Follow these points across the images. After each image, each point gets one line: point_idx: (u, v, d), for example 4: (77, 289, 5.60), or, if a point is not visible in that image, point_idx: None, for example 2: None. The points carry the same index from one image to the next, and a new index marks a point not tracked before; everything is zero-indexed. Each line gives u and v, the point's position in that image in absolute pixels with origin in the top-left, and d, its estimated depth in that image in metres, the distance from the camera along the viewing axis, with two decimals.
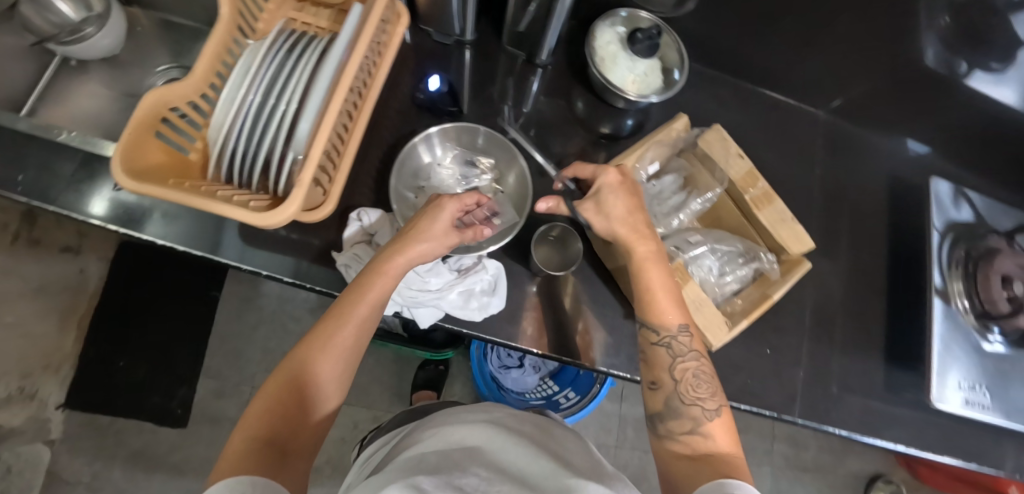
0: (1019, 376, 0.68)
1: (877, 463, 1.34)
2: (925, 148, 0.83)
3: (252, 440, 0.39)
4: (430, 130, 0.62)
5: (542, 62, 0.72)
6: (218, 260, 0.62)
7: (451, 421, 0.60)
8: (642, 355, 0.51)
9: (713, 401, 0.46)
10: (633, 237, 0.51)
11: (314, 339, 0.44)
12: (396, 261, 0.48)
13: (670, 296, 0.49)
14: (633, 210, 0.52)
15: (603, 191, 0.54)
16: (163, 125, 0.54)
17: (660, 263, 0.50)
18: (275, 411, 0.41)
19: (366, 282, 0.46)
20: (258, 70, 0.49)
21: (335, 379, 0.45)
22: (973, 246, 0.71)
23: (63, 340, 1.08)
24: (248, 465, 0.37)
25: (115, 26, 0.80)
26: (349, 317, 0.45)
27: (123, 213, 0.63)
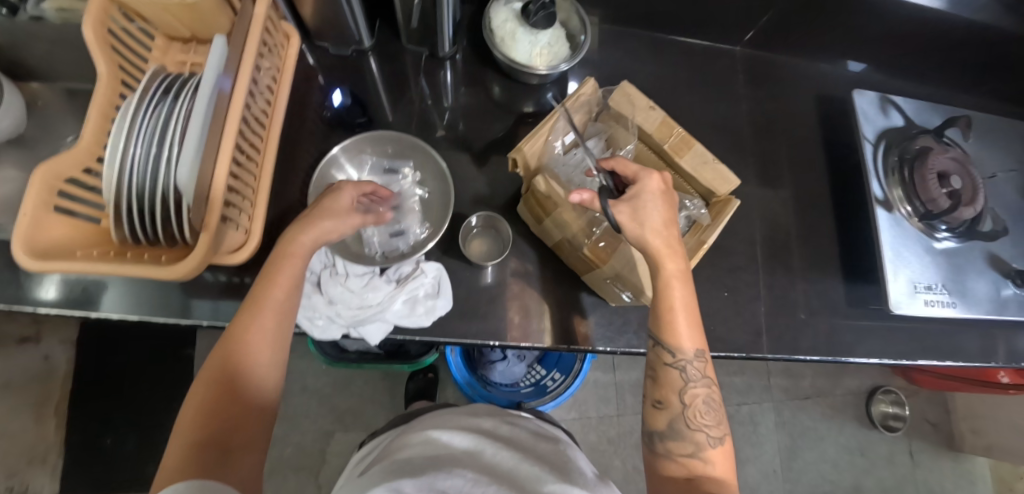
0: (972, 266, 0.70)
1: (872, 376, 1.37)
2: (860, 64, 0.83)
3: (189, 439, 0.41)
4: (333, 151, 0.61)
5: (447, 54, 0.71)
6: (189, 323, 0.61)
7: (434, 423, 0.60)
8: (650, 372, 0.50)
9: (717, 429, 0.47)
10: (664, 251, 0.47)
11: (233, 333, 0.45)
12: (301, 241, 0.48)
13: (692, 319, 0.48)
14: (668, 222, 0.48)
15: (643, 197, 0.48)
16: (62, 199, 0.52)
17: (687, 283, 0.48)
18: (208, 408, 0.42)
19: (274, 270, 0.47)
20: (138, 121, 0.47)
21: (263, 364, 0.46)
22: (905, 150, 0.71)
23: (42, 430, 1.00)
24: (185, 469, 0.39)
25: (12, 104, 0.78)
26: (264, 304, 0.46)
27: (76, 294, 0.62)
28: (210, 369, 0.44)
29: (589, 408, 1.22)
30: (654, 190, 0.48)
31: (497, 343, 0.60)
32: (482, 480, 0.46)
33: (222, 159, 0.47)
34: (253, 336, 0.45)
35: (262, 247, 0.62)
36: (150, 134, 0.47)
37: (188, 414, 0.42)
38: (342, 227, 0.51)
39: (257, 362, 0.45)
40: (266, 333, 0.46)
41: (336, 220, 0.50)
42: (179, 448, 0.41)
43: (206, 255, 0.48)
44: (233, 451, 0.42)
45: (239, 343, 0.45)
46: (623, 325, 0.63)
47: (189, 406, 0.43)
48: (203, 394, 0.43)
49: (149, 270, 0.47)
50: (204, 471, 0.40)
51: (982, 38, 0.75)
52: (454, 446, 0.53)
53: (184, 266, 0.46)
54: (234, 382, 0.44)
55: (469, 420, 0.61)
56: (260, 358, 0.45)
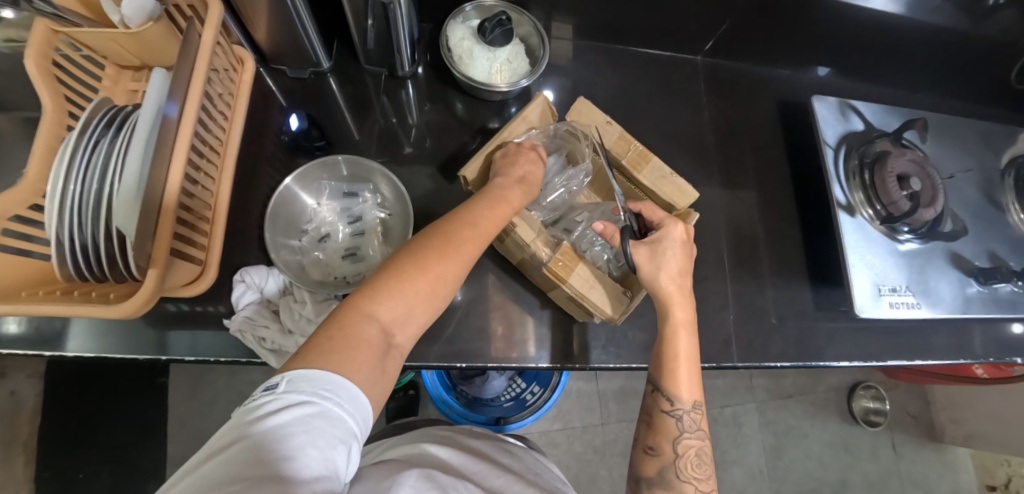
0: (936, 266, 0.71)
1: (852, 372, 1.39)
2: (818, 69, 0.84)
3: (360, 307, 0.36)
4: (288, 181, 0.59)
5: (407, 73, 0.70)
6: (167, 359, 0.59)
7: (431, 438, 0.59)
8: (647, 417, 0.49)
9: (707, 485, 0.46)
10: (676, 298, 0.49)
11: (434, 238, 0.42)
12: (515, 191, 0.50)
13: (694, 371, 0.48)
14: (683, 272, 0.50)
15: (664, 242, 0.50)
16: (8, 237, 0.50)
17: (692, 335, 0.49)
18: (391, 290, 0.38)
19: (491, 202, 0.47)
20: (81, 156, 0.46)
21: (453, 282, 0.42)
22: (865, 153, 0.72)
23: (13, 468, 1.03)
24: (341, 350, 0.34)
25: None
26: (469, 225, 0.44)
27: (37, 333, 0.59)
28: (400, 258, 0.40)
29: (573, 418, 1.22)
30: (675, 238, 0.51)
31: (464, 365, 0.59)
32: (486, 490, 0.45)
33: (171, 190, 0.46)
34: (459, 246, 0.42)
35: (221, 276, 0.61)
36: (95, 169, 0.46)
37: (364, 294, 0.37)
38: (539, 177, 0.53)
39: (447, 275, 0.41)
40: (465, 253, 0.43)
41: (537, 181, 0.52)
42: (347, 319, 0.36)
43: (156, 290, 0.46)
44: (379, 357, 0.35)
45: (443, 242, 0.42)
46: (592, 340, 0.63)
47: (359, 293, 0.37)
48: (406, 269, 0.39)
49: (96, 310, 0.45)
50: (352, 361, 0.33)
51: (935, 40, 0.76)
52: (453, 460, 0.52)
53: (131, 304, 0.45)
54: (428, 276, 0.40)
55: (466, 442, 0.60)
56: (451, 266, 0.41)
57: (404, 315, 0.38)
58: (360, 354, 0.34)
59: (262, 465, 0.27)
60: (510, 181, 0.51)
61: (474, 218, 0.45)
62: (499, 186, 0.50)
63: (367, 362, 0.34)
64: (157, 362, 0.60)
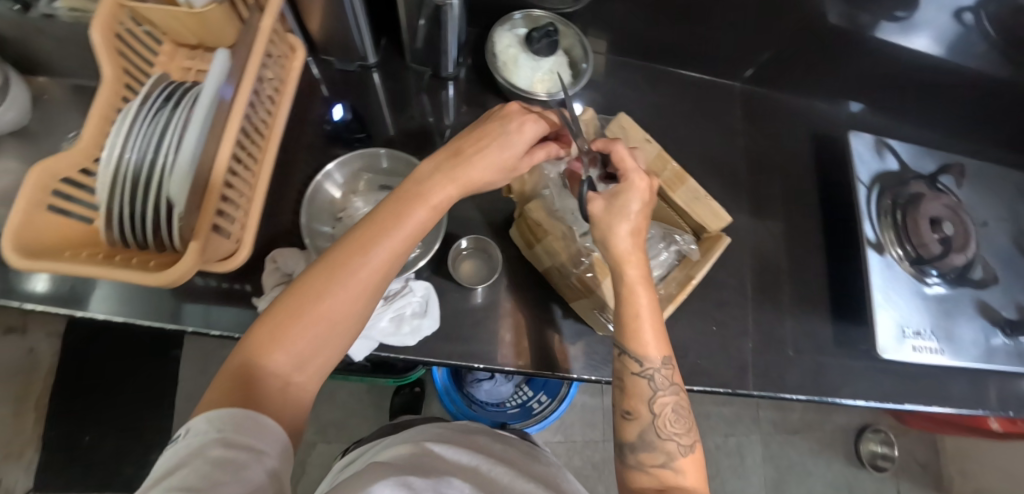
0: (961, 313, 0.70)
1: (862, 413, 1.36)
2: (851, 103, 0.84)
3: (249, 358, 0.38)
4: (328, 167, 0.62)
5: (449, 74, 0.72)
6: (181, 329, 0.60)
7: (428, 435, 0.59)
8: (618, 382, 0.48)
9: (687, 437, 0.46)
10: (628, 258, 0.45)
11: (329, 266, 0.40)
12: (445, 190, 0.43)
13: (656, 326, 0.46)
14: (637, 231, 0.46)
15: (625, 195, 0.45)
16: (56, 198, 0.52)
17: (650, 288, 0.46)
18: (274, 339, 0.39)
19: (403, 211, 0.42)
20: (138, 126, 0.48)
21: (350, 313, 0.41)
22: (899, 193, 0.72)
23: (21, 423, 1.04)
24: (243, 392, 0.37)
25: (18, 96, 0.80)
26: (374, 247, 0.41)
27: (67, 289, 0.61)
28: (283, 305, 0.39)
29: (575, 432, 1.21)
30: (640, 193, 0.45)
31: (479, 366, 0.60)
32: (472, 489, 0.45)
33: (218, 167, 0.47)
34: (350, 281, 0.40)
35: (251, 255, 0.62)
36: (148, 139, 0.47)
37: (257, 339, 0.39)
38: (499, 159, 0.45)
39: (341, 311, 0.41)
40: (361, 282, 0.41)
41: (499, 163, 0.45)
42: (233, 371, 0.38)
43: (195, 263, 0.47)
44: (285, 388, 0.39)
45: (339, 273, 0.40)
46: (607, 354, 0.63)
47: (251, 338, 0.39)
48: (286, 316, 0.39)
49: (137, 276, 0.47)
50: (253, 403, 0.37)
51: (977, 86, 0.76)
52: (446, 457, 0.52)
53: (171, 273, 0.46)
54: (317, 317, 0.40)
55: (462, 437, 0.60)
56: (350, 295, 0.40)
57: (306, 351, 0.40)
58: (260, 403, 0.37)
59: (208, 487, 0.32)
60: (437, 171, 0.44)
61: (382, 240, 0.41)
62: (418, 181, 0.44)
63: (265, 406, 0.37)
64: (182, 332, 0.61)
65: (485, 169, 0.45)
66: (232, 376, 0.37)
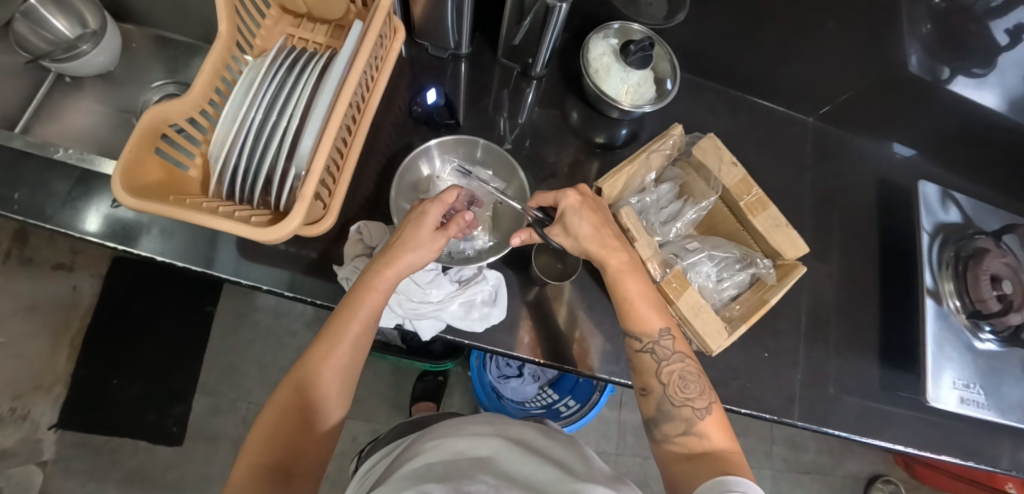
0: (1011, 373, 0.70)
1: (874, 462, 1.35)
2: (907, 149, 0.84)
3: (251, 462, 0.43)
4: (430, 143, 0.63)
5: (537, 74, 0.73)
6: (212, 275, 0.63)
7: (448, 430, 0.57)
8: (631, 363, 0.52)
9: (702, 400, 0.47)
10: (605, 251, 0.51)
11: (307, 364, 0.47)
12: (384, 275, 0.49)
13: (649, 303, 0.50)
14: (598, 225, 0.52)
15: (567, 214, 0.53)
16: (163, 142, 0.54)
17: (636, 271, 0.51)
18: (270, 439, 0.44)
19: (357, 299, 0.49)
20: (264, 87, 0.49)
21: (330, 399, 0.48)
22: (962, 247, 0.73)
23: (55, 358, 1.07)
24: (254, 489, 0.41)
25: (111, 42, 0.82)
26: (342, 334, 0.48)
27: (119, 229, 0.64)
28: (273, 411, 0.46)
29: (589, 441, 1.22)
30: (573, 203, 0.53)
31: (540, 361, 0.61)
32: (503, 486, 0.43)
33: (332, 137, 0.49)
34: (325, 373, 0.47)
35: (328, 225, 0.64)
36: (272, 101, 0.49)
37: (255, 442, 0.44)
38: (423, 250, 0.51)
39: (322, 397, 0.47)
40: (334, 369, 0.47)
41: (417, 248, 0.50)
42: (243, 477, 0.42)
43: (297, 225, 0.48)
44: (295, 476, 0.44)
45: (316, 364, 0.47)
46: None
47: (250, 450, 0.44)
48: (274, 418, 0.45)
49: (240, 228, 0.48)
50: None
51: None
52: (467, 452, 0.50)
53: (271, 231, 0.47)
54: (303, 410, 0.46)
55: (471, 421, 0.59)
56: (330, 381, 0.47)
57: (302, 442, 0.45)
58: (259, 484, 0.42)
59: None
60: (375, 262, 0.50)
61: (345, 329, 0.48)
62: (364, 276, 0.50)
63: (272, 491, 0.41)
64: (254, 290, 0.63)
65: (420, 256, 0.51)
66: (244, 478, 0.42)
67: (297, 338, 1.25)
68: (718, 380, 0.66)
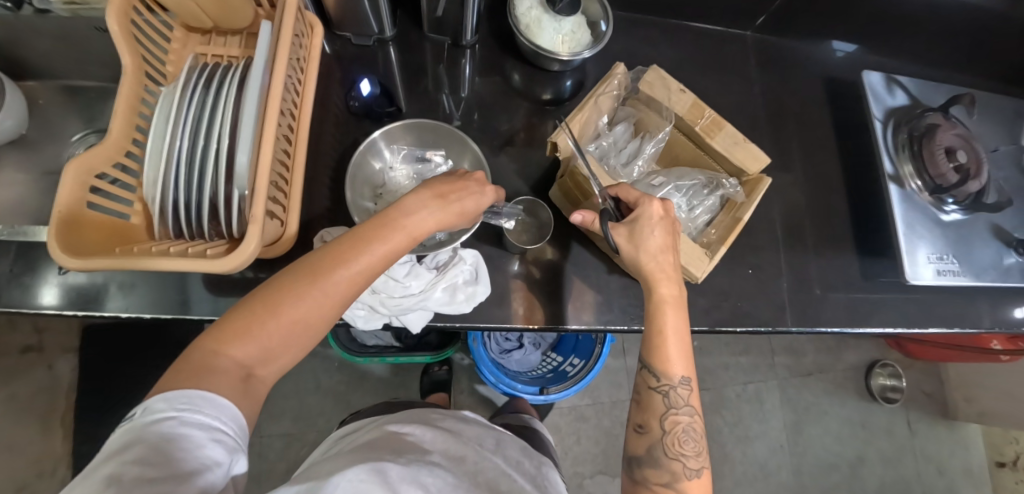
0: (978, 237, 0.73)
1: (870, 350, 1.41)
2: (846, 45, 0.84)
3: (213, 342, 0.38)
4: (374, 136, 0.60)
5: (468, 42, 0.71)
6: (191, 318, 0.61)
7: (420, 421, 0.57)
8: (637, 396, 0.51)
9: (696, 461, 0.48)
10: (660, 276, 0.50)
11: (308, 268, 0.41)
12: (422, 224, 0.45)
13: (680, 346, 0.49)
14: (666, 248, 0.51)
15: (641, 221, 0.51)
16: (94, 195, 0.50)
17: (680, 309, 0.51)
18: (246, 331, 0.38)
19: (385, 232, 0.43)
20: (184, 111, 0.46)
21: (323, 314, 0.42)
22: (914, 127, 0.74)
23: (50, 443, 1.04)
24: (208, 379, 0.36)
25: (14, 102, 0.77)
26: (358, 256, 0.42)
27: (78, 294, 0.61)
28: (257, 300, 0.40)
29: (602, 394, 1.24)
30: (654, 215, 0.51)
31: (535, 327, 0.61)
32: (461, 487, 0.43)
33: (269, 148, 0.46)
34: (329, 285, 0.41)
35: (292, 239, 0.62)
36: (197, 123, 0.46)
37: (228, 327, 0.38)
38: (460, 217, 0.49)
39: (313, 310, 0.41)
40: (342, 290, 0.42)
41: (466, 214, 0.49)
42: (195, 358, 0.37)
43: (257, 247, 0.46)
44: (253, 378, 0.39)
45: (322, 272, 0.41)
46: None
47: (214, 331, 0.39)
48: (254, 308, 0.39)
49: (197, 263, 0.46)
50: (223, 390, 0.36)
51: (977, 19, 0.77)
52: (428, 446, 0.50)
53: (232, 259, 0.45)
54: (293, 316, 0.40)
55: (452, 421, 0.59)
56: (329, 299, 0.41)
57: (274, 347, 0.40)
58: (219, 390, 0.36)
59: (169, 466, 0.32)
60: (423, 203, 0.46)
61: (362, 253, 0.42)
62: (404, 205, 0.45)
63: (229, 392, 0.37)
64: None
65: (459, 216, 0.49)
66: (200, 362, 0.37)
67: None
68: (711, 305, 0.67)
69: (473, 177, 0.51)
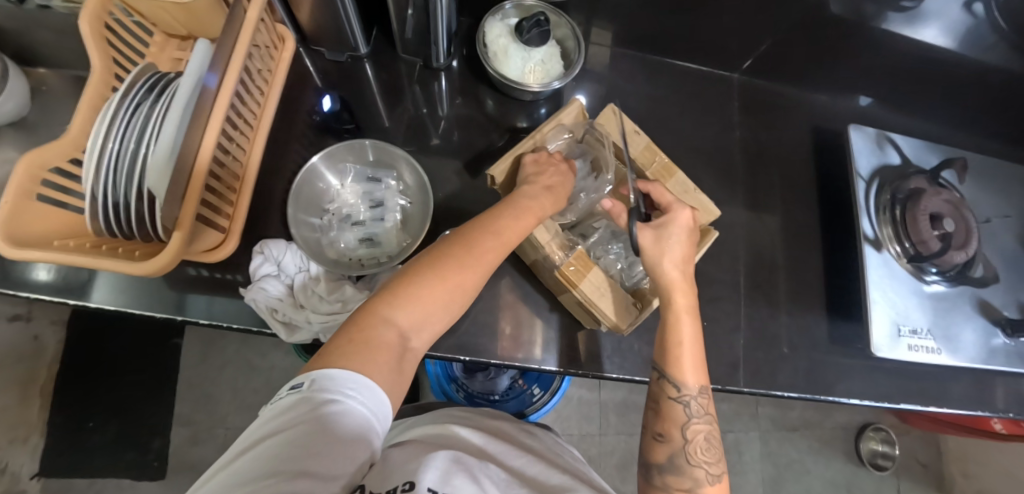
0: (963, 312, 0.68)
1: (863, 412, 1.33)
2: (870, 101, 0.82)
3: (365, 327, 0.39)
4: (315, 158, 0.62)
5: (441, 64, 0.71)
6: (184, 320, 0.60)
7: (449, 418, 0.54)
8: (653, 404, 0.49)
9: (717, 467, 0.46)
10: (677, 285, 0.48)
11: (448, 248, 0.44)
12: (541, 201, 0.50)
13: (698, 357, 0.47)
14: (686, 259, 0.49)
15: (670, 226, 0.49)
16: (45, 188, 0.52)
17: (694, 320, 0.48)
18: (400, 314, 0.40)
19: (512, 211, 0.48)
20: (122, 118, 0.48)
21: (450, 295, 0.43)
22: (899, 188, 0.70)
23: (28, 411, 1.03)
24: (357, 349, 0.37)
25: (18, 85, 0.79)
26: (483, 235, 0.45)
27: (73, 278, 0.61)
28: (399, 278, 0.42)
29: (571, 425, 1.21)
30: (683, 224, 0.50)
31: (467, 359, 0.60)
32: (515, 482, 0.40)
33: (204, 157, 0.48)
34: (451, 270, 0.43)
35: (241, 244, 0.62)
36: (132, 130, 0.48)
37: (378, 304, 0.40)
38: (552, 177, 0.53)
39: (444, 292, 0.42)
40: (433, 303, 0.42)
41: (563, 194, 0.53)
42: (351, 330, 0.38)
43: (180, 253, 0.48)
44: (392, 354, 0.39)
45: (449, 256, 0.43)
46: (597, 346, 0.63)
47: (360, 311, 0.40)
48: (394, 287, 0.41)
49: (117, 264, 0.47)
50: (370, 360, 0.37)
51: (986, 79, 0.73)
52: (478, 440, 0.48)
53: (155, 262, 0.46)
54: (475, 260, 0.44)
55: (488, 421, 0.55)
56: (457, 277, 0.43)
57: (407, 332, 0.40)
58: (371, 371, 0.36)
59: (295, 465, 0.30)
60: (540, 189, 0.51)
61: (488, 233, 0.46)
62: (529, 195, 0.50)
63: (380, 369, 0.37)
64: (196, 326, 0.61)
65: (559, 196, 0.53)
66: (347, 334, 0.38)
67: (267, 358, 1.26)
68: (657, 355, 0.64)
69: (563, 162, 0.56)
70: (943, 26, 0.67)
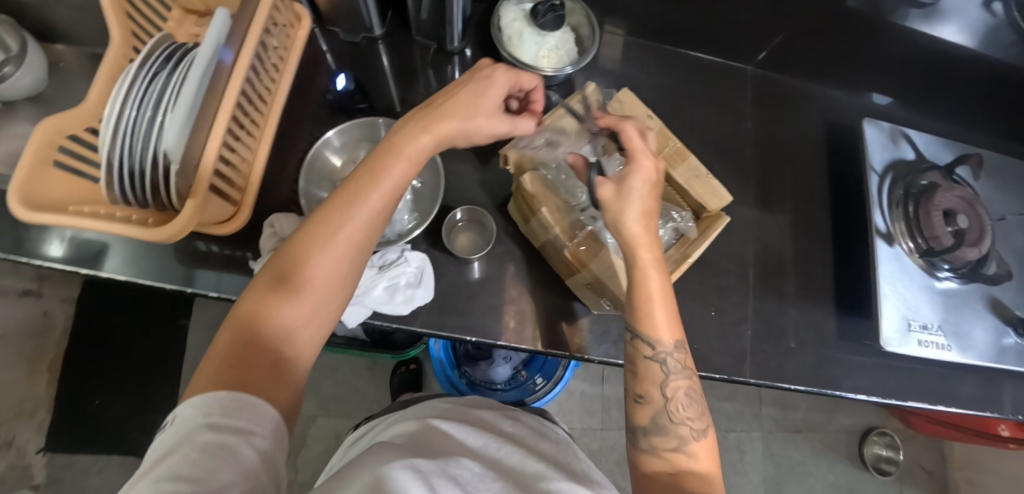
0: (973, 310, 0.67)
1: (867, 416, 1.32)
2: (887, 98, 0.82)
3: (236, 341, 0.38)
4: (328, 134, 0.63)
5: (455, 48, 0.71)
6: (193, 292, 0.61)
7: (433, 411, 0.53)
8: (628, 368, 0.48)
9: (700, 421, 0.46)
10: (640, 242, 0.47)
11: (314, 230, 0.41)
12: (425, 140, 0.45)
13: (668, 305, 0.46)
14: (648, 212, 0.47)
15: (631, 176, 0.47)
16: (61, 155, 0.52)
17: (662, 271, 0.47)
18: (271, 310, 0.39)
19: (383, 164, 0.43)
20: (137, 87, 0.48)
21: (331, 274, 0.41)
22: (912, 184, 0.70)
23: (34, 386, 1.01)
24: (230, 369, 0.36)
25: (36, 60, 0.80)
26: (359, 201, 0.42)
27: (86, 248, 0.62)
28: (271, 273, 0.40)
29: (573, 418, 1.21)
30: (646, 174, 0.48)
31: (473, 339, 0.60)
32: (489, 476, 0.41)
33: (218, 127, 0.48)
34: (321, 252, 0.40)
35: (251, 220, 0.63)
36: (149, 98, 0.48)
37: (249, 309, 0.39)
38: (494, 96, 0.48)
39: (325, 274, 0.41)
40: (314, 294, 0.41)
41: (489, 109, 0.47)
42: (224, 344, 0.38)
43: (193, 222, 0.49)
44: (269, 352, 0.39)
45: (318, 237, 0.41)
46: (603, 332, 0.63)
47: (231, 323, 0.39)
48: (268, 285, 0.40)
49: (132, 229, 0.47)
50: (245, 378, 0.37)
51: (1003, 77, 0.72)
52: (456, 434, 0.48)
53: (170, 228, 0.47)
54: (349, 235, 0.41)
55: (474, 412, 0.55)
56: (336, 258, 0.41)
57: (286, 326, 0.40)
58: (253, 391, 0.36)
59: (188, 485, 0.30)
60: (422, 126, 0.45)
61: (361, 204, 0.42)
62: (403, 136, 0.44)
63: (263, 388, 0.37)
64: (205, 298, 0.61)
65: (483, 114, 0.47)
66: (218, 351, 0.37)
67: None
68: None
69: (481, 73, 0.48)
70: (963, 21, 0.66)
